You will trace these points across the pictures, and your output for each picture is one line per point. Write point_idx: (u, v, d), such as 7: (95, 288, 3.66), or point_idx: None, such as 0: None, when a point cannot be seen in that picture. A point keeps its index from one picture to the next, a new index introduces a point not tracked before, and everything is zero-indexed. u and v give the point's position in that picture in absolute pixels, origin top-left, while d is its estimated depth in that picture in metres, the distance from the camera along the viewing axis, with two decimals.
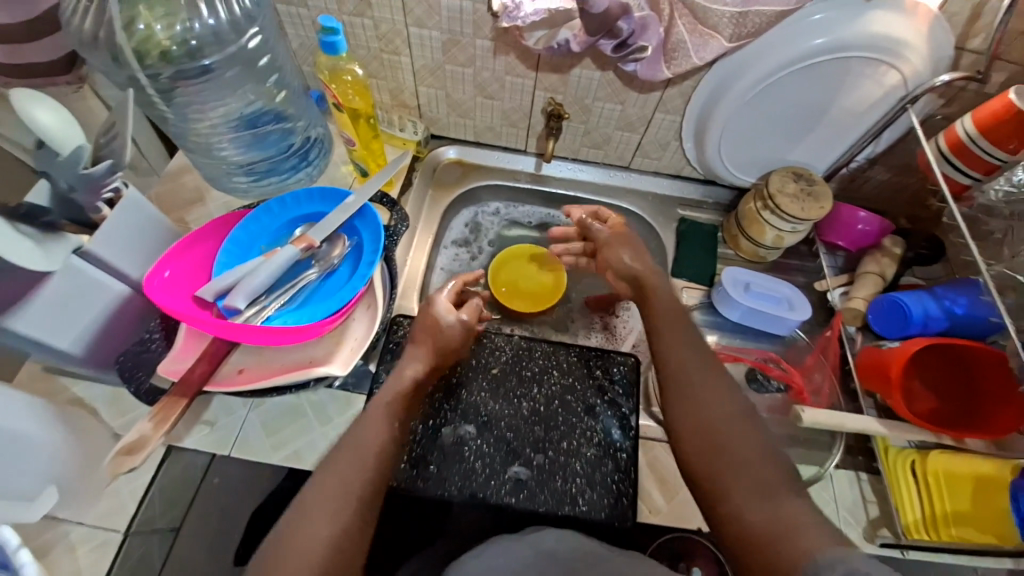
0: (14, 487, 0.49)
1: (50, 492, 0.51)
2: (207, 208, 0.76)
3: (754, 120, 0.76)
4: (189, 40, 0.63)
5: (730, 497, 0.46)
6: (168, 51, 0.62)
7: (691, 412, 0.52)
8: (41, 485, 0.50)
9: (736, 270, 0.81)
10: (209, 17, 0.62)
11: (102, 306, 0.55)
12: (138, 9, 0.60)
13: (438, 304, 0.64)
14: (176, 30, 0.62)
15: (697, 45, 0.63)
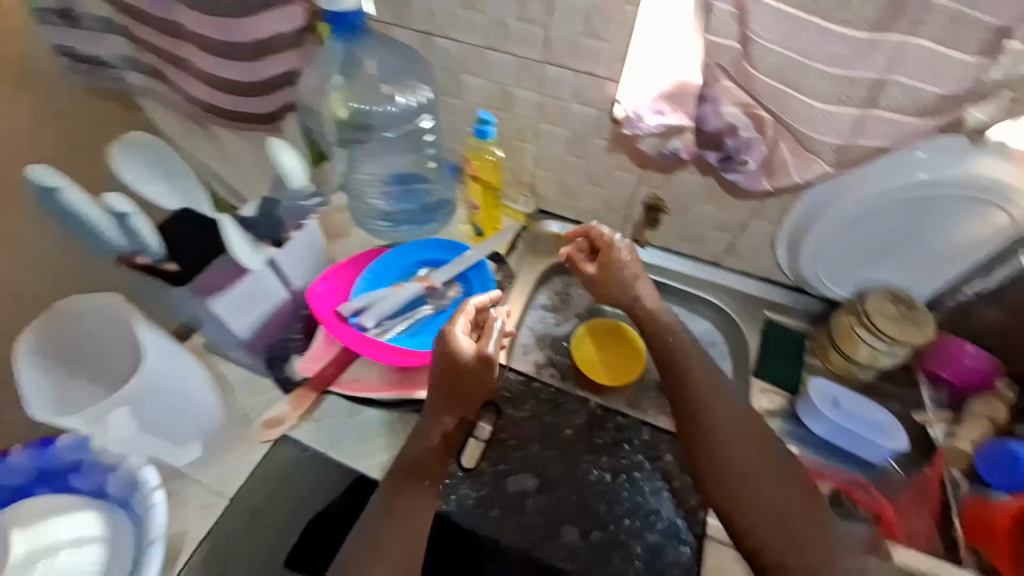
0: (175, 436, 0.65)
1: (194, 446, 0.66)
2: (348, 242, 0.90)
3: (851, 238, 0.78)
4: (379, 118, 0.85)
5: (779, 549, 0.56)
6: (363, 124, 0.85)
7: (733, 479, 0.61)
8: (190, 439, 0.66)
9: (823, 384, 0.80)
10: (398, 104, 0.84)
11: (270, 304, 0.70)
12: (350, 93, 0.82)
13: (455, 336, 0.64)
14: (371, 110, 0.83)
15: (799, 167, 0.69)
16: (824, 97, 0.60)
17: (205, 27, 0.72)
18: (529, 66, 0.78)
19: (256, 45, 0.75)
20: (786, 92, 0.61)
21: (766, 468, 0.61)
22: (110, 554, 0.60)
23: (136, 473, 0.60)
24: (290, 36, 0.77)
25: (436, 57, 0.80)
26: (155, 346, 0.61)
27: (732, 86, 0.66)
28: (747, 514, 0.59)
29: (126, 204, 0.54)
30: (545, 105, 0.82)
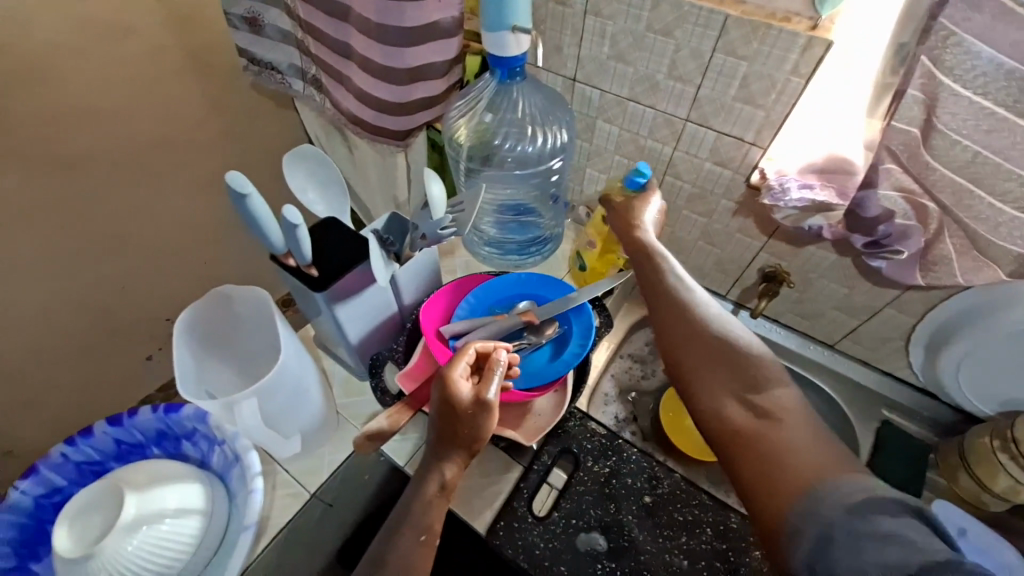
0: (282, 428, 0.66)
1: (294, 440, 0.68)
2: (453, 260, 0.94)
3: (1015, 355, 0.69)
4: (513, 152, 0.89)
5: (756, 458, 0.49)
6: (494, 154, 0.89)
7: (710, 379, 0.55)
8: (293, 434, 0.68)
9: (945, 507, 0.70)
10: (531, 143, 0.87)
11: (379, 314, 0.72)
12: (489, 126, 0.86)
13: (454, 380, 0.55)
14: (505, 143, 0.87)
15: (965, 267, 0.62)
16: (1017, 203, 0.54)
17: (374, 53, 0.75)
18: (669, 120, 0.77)
19: (410, 72, 0.76)
20: (968, 189, 0.56)
21: (733, 360, 0.56)
22: (205, 531, 0.60)
23: (242, 455, 0.63)
24: (442, 67, 0.78)
25: (579, 102, 0.83)
26: (287, 340, 0.62)
27: (893, 169, 0.61)
28: (721, 415, 0.53)
29: (298, 217, 0.55)
30: (676, 160, 0.81)
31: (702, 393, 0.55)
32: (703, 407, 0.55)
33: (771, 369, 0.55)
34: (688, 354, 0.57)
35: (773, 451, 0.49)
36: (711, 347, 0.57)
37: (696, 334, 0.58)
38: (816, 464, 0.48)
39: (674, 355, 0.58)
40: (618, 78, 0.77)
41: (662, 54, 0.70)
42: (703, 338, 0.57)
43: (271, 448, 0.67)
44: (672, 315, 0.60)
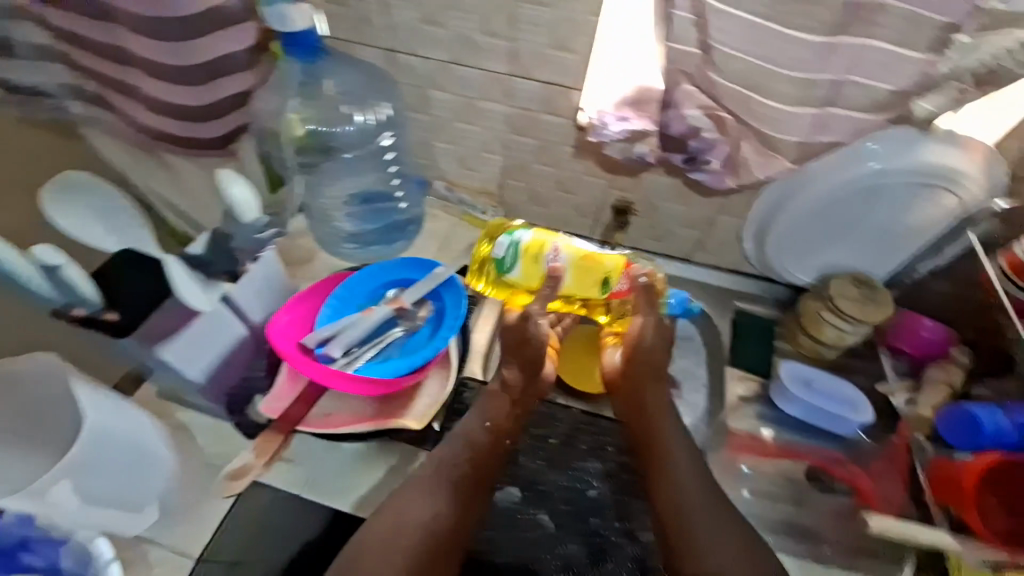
0: (129, 501, 0.62)
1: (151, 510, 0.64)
2: (314, 266, 0.88)
3: (813, 227, 0.81)
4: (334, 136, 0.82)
5: (686, 526, 0.56)
6: (318, 142, 0.82)
7: (682, 458, 0.62)
8: (146, 504, 0.63)
9: (795, 365, 0.83)
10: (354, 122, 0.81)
11: (226, 344, 0.67)
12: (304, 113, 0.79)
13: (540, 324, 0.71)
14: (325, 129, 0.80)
15: (761, 164, 0.71)
16: (786, 98, 0.61)
17: (163, 54, 0.65)
18: (496, 78, 0.77)
19: (208, 70, 0.69)
20: (748, 96, 0.63)
21: (703, 485, 0.60)
22: None
23: (89, 547, 0.58)
24: (243, 59, 0.72)
25: (401, 74, 0.78)
26: (103, 406, 0.58)
27: (693, 90, 0.68)
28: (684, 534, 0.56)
29: (57, 256, 0.50)
30: (513, 116, 0.81)
31: (676, 462, 0.61)
32: (667, 476, 0.61)
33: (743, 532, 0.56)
34: (660, 427, 0.65)
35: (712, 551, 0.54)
36: (681, 431, 0.65)
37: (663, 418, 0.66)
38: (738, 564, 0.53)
39: (653, 424, 0.65)
40: (434, 41, 0.74)
41: (470, 10, 0.69)
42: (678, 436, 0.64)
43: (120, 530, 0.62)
44: (649, 394, 0.68)
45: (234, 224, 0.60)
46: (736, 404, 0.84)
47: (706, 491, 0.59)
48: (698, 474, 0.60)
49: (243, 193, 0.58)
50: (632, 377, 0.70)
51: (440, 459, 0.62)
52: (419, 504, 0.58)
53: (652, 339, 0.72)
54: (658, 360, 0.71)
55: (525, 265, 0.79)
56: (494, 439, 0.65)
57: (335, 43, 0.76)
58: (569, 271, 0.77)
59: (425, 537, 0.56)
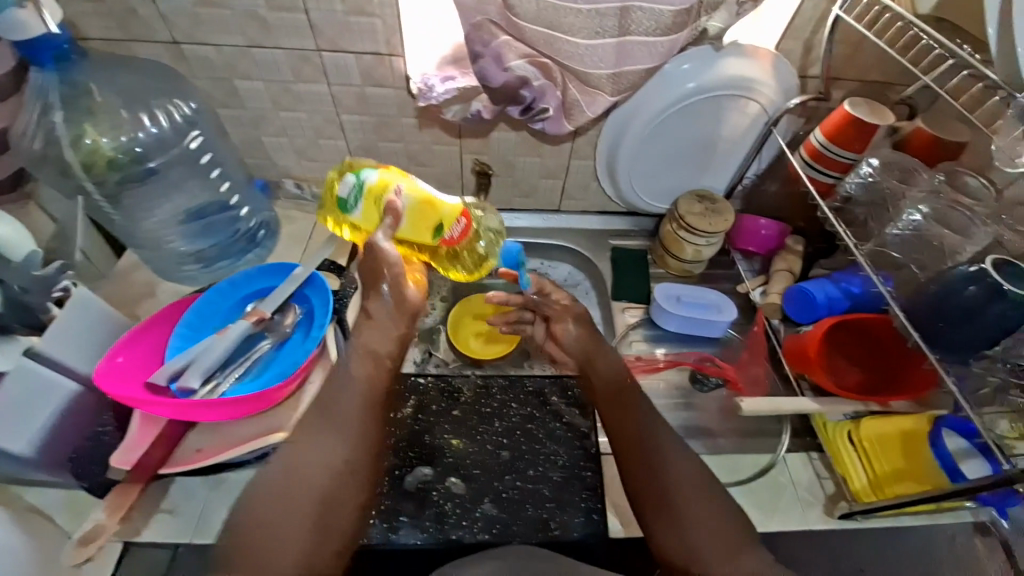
0: None
1: None
2: (157, 299, 0.77)
3: (652, 154, 0.87)
4: (134, 149, 0.71)
5: (685, 548, 0.52)
6: (114, 160, 0.70)
7: (675, 466, 0.57)
8: None
9: (666, 286, 0.89)
10: (152, 127, 0.72)
11: (52, 406, 0.56)
12: (83, 126, 0.67)
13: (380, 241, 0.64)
14: (121, 141, 0.70)
15: (588, 102, 0.74)
16: (583, 33, 0.65)
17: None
18: (304, 57, 0.72)
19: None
20: (553, 35, 0.65)
21: (697, 484, 0.56)
22: None
23: None
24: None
25: (198, 69, 0.71)
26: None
27: (510, 40, 0.67)
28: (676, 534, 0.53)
29: None
30: (338, 94, 0.77)
31: (681, 490, 0.55)
32: (667, 506, 0.55)
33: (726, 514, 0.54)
34: (661, 456, 0.58)
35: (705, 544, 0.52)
36: (662, 442, 0.59)
37: (655, 440, 0.59)
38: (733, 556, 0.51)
39: (645, 442, 0.59)
40: (220, 26, 0.67)
41: None
42: (659, 434, 0.60)
43: None
44: (631, 408, 0.63)
45: (4, 267, 0.54)
46: (624, 332, 0.89)
47: (696, 502, 0.54)
48: (692, 492, 0.55)
49: (8, 232, 0.54)
50: (619, 400, 0.65)
51: (330, 403, 0.59)
52: (316, 444, 0.56)
53: (577, 335, 0.73)
54: (569, 338, 0.73)
55: (366, 205, 0.67)
56: (375, 362, 0.64)
57: (104, 45, 0.68)
58: (406, 216, 0.67)
59: (331, 478, 0.54)
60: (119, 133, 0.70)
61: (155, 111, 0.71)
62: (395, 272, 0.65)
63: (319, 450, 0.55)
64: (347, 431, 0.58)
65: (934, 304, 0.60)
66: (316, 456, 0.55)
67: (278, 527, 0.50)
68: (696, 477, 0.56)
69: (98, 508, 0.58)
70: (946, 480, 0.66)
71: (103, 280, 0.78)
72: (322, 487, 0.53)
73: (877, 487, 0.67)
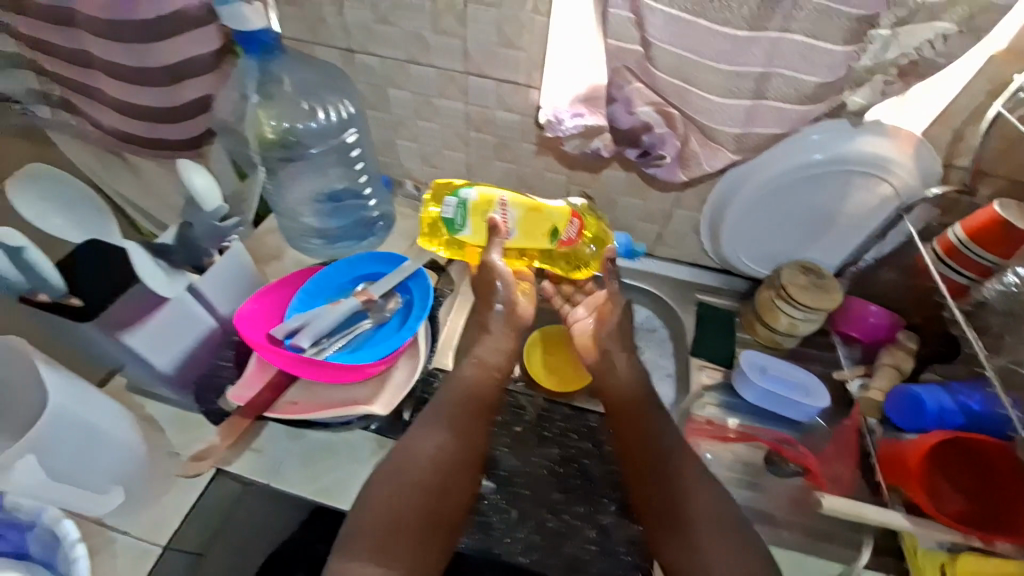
0: (93, 481, 0.57)
1: (116, 491, 0.59)
2: (282, 263, 0.89)
3: (763, 218, 0.85)
4: (306, 135, 0.84)
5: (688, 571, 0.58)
6: (289, 142, 0.84)
7: (693, 491, 0.62)
8: (110, 485, 0.58)
9: (751, 353, 0.85)
10: (322, 120, 0.83)
11: (194, 333, 0.66)
12: (273, 112, 0.81)
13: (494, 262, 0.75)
14: (297, 127, 0.82)
15: (708, 155, 0.74)
16: (718, 90, 0.65)
17: (118, 55, 0.72)
18: (451, 76, 0.80)
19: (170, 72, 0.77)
20: (686, 89, 0.66)
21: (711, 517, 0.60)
22: None
23: (55, 527, 0.54)
24: (211, 59, 0.79)
25: (360, 73, 0.82)
26: (54, 380, 0.54)
27: (641, 87, 0.71)
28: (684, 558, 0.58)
29: (18, 238, 0.52)
30: (471, 113, 0.85)
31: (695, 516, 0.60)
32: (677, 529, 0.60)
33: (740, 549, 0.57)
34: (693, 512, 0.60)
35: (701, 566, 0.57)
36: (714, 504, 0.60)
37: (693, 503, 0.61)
38: None
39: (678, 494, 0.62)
40: (387, 41, 0.77)
41: (421, 12, 0.72)
42: (710, 493, 0.62)
43: (85, 512, 0.57)
44: (645, 427, 0.68)
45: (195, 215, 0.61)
46: (697, 391, 0.86)
47: (721, 555, 0.57)
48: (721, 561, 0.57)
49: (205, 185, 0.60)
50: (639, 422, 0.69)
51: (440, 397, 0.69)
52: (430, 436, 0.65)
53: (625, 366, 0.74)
54: (602, 330, 0.77)
55: (474, 222, 0.75)
56: (482, 369, 0.73)
57: (293, 44, 0.80)
58: (516, 228, 0.75)
59: (428, 467, 0.63)
60: (296, 120, 0.82)
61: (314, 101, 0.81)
62: (506, 284, 0.76)
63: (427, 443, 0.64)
64: (438, 424, 0.66)
65: None
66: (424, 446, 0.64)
67: (379, 505, 0.59)
68: (717, 514, 0.60)
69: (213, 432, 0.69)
70: None
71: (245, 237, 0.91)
72: (425, 470, 0.63)
73: None
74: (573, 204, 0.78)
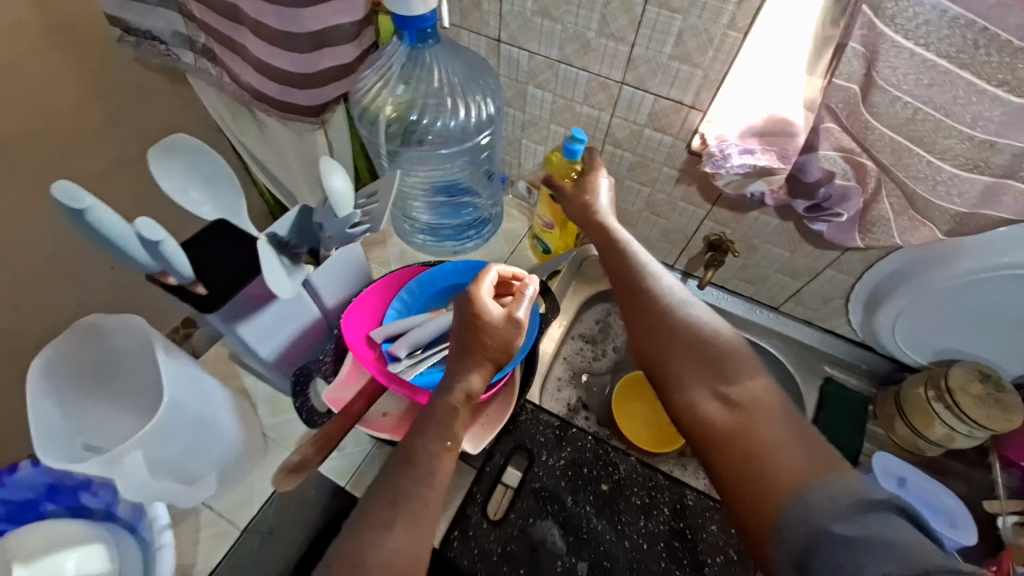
0: (189, 472, 0.56)
1: (209, 482, 0.59)
2: (386, 251, 0.87)
3: (941, 310, 0.71)
4: (442, 135, 0.80)
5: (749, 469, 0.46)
6: (424, 139, 0.81)
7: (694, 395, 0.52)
8: (206, 475, 0.58)
9: (887, 458, 0.73)
10: (463, 118, 0.79)
11: (299, 325, 0.64)
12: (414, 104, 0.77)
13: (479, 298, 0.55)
14: (438, 126, 0.79)
15: (904, 229, 0.61)
16: (956, 160, 0.52)
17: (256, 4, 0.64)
18: (604, 83, 0.71)
19: None
20: (908, 148, 0.54)
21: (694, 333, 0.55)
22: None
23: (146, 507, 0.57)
24: (351, 30, 0.68)
25: (506, 68, 0.75)
26: (171, 370, 0.51)
27: (833, 128, 0.58)
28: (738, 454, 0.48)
29: (159, 230, 0.44)
30: (614, 126, 0.75)
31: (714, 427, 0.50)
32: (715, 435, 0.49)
33: (746, 360, 0.53)
34: (678, 375, 0.54)
35: (764, 478, 0.45)
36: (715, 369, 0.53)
37: (692, 384, 0.53)
38: (795, 466, 0.45)
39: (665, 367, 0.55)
40: (543, 37, 0.69)
41: (592, 8, 0.63)
42: (703, 341, 0.54)
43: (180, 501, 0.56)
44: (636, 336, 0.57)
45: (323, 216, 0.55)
46: None
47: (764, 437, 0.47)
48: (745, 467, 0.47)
49: (342, 187, 0.54)
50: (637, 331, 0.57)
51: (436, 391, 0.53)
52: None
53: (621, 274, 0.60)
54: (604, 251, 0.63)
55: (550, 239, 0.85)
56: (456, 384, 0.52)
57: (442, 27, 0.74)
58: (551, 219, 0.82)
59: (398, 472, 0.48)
60: (436, 116, 0.79)
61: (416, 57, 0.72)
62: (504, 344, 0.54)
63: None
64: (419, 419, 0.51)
65: None
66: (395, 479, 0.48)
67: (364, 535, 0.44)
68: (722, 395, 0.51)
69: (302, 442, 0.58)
70: None
71: None
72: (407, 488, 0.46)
73: None
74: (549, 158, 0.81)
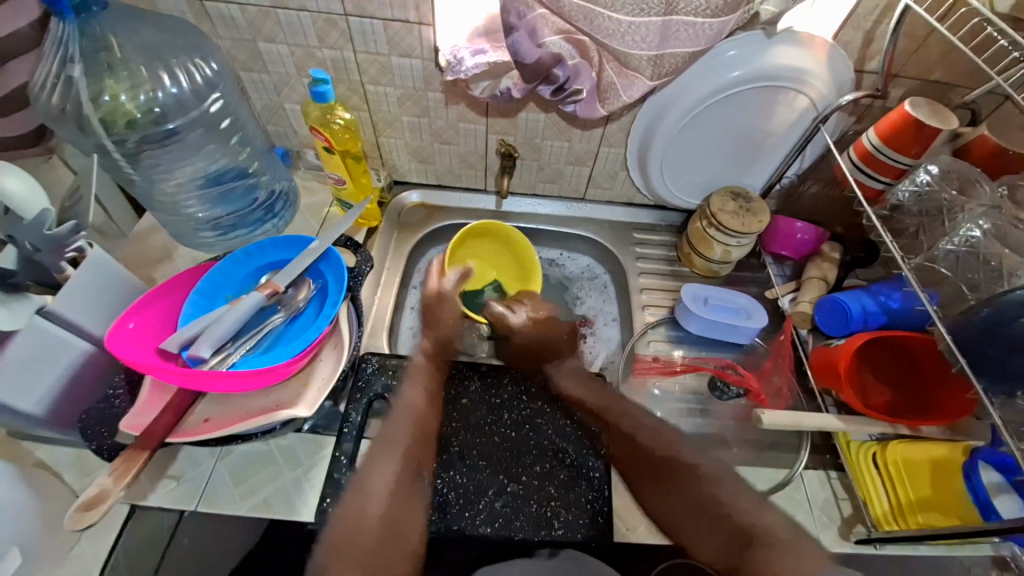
0: None
1: (13, 554, 0.52)
2: (174, 263, 0.79)
3: (689, 145, 0.82)
4: (153, 108, 0.70)
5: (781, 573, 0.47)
6: (134, 119, 0.70)
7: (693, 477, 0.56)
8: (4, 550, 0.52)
9: (693, 286, 0.85)
10: (171, 87, 0.70)
11: (66, 365, 0.59)
12: (105, 82, 0.67)
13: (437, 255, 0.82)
14: (140, 100, 0.69)
15: (624, 85, 0.70)
16: (626, 9, 0.61)
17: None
18: (330, 20, 0.70)
19: None
20: (593, 10, 0.61)
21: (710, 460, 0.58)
22: None
23: None
24: (33, 36, 0.61)
25: (221, 28, 0.71)
26: None
27: (546, 13, 0.64)
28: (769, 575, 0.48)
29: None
30: (362, 63, 0.75)
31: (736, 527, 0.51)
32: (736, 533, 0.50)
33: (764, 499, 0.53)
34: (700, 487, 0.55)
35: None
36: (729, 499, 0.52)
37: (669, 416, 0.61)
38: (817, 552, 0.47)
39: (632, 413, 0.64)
40: None
41: None
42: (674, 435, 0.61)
43: None
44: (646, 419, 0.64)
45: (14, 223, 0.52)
46: (643, 330, 0.85)
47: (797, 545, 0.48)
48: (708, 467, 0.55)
49: (23, 189, 0.55)
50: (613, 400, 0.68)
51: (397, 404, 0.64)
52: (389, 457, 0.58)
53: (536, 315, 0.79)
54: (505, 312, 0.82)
55: (358, 182, 0.85)
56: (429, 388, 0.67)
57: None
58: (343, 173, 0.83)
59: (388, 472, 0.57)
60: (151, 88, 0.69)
61: (110, 45, 0.66)
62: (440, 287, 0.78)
63: (399, 463, 0.58)
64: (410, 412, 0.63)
65: (988, 330, 0.52)
66: (383, 480, 0.57)
67: None
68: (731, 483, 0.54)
69: (104, 473, 0.58)
70: (979, 516, 0.60)
71: (123, 240, 0.80)
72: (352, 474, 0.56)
73: (900, 514, 0.62)
74: (318, 119, 0.79)
